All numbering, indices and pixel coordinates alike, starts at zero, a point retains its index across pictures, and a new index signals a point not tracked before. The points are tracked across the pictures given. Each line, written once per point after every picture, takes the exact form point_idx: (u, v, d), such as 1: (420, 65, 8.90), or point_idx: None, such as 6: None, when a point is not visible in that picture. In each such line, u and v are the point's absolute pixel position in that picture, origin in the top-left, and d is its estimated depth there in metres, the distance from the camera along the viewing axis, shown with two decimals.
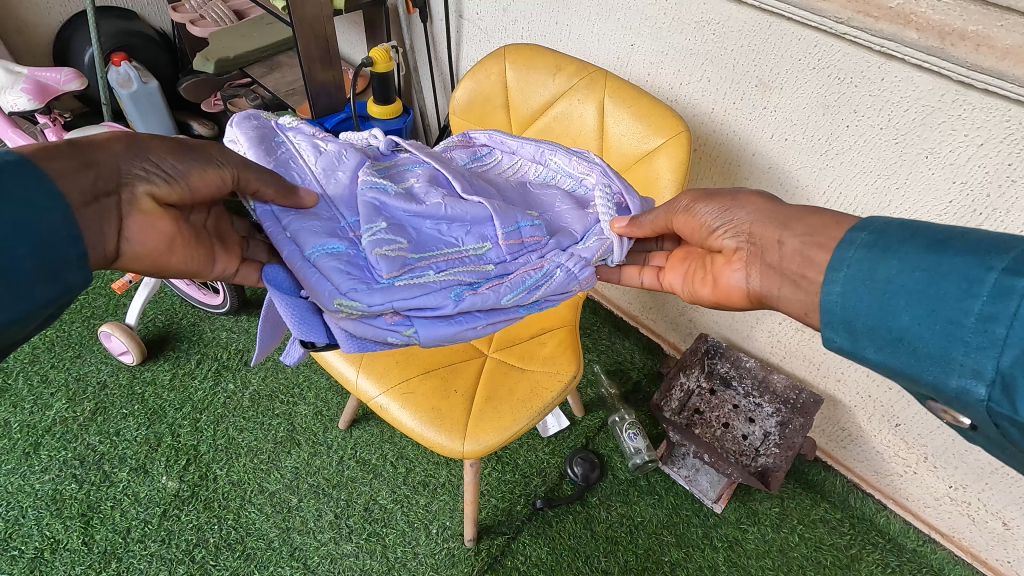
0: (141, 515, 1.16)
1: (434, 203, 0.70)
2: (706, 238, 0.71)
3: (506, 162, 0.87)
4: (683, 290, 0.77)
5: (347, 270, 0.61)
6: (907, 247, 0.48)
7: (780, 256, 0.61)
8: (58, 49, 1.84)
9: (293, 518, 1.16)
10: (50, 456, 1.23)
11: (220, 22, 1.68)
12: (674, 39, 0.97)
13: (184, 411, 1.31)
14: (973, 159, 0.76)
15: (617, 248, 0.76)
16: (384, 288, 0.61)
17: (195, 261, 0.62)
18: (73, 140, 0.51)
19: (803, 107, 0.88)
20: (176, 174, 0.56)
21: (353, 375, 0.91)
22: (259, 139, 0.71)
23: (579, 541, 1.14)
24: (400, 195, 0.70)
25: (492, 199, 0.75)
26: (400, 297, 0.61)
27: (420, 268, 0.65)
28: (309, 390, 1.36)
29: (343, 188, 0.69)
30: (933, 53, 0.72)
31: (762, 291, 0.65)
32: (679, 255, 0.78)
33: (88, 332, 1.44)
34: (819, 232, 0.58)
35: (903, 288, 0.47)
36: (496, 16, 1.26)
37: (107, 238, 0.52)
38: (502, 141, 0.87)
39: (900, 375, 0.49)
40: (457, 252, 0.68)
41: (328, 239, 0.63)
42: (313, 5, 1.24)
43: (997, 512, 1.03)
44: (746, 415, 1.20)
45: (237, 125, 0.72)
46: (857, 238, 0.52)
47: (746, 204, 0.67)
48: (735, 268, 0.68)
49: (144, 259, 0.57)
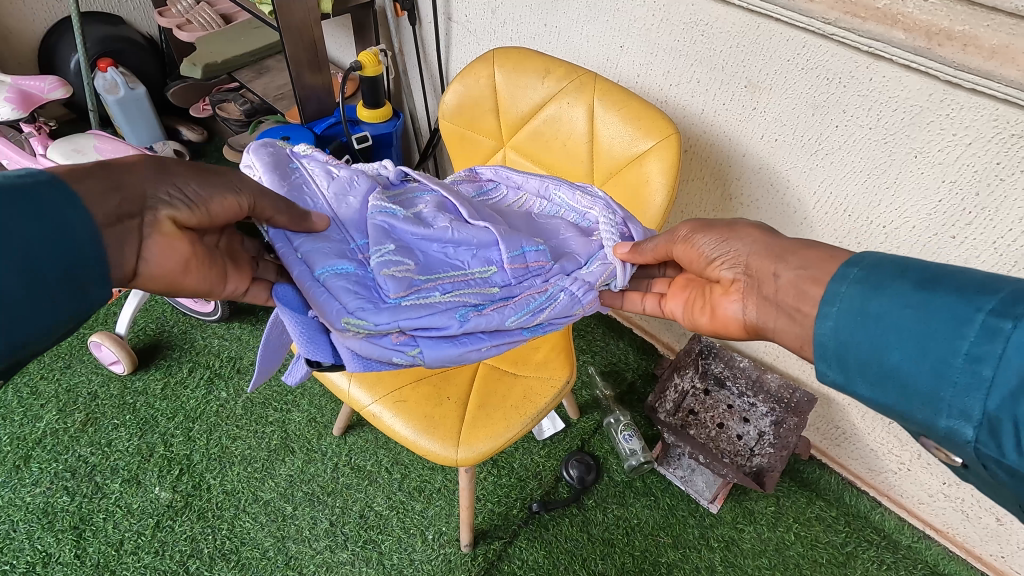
0: (134, 527, 1.14)
1: (442, 226, 0.70)
2: (706, 268, 0.69)
3: (512, 197, 0.85)
4: (683, 318, 0.76)
5: (353, 291, 0.61)
6: (898, 284, 0.47)
7: (776, 288, 0.60)
8: (43, 55, 1.82)
9: (288, 526, 1.15)
10: (41, 469, 1.21)
11: (207, 27, 1.67)
12: (663, 40, 0.98)
13: (176, 420, 1.30)
14: (962, 158, 0.77)
15: (620, 273, 0.74)
16: (391, 308, 0.61)
17: (208, 283, 0.61)
18: (101, 161, 0.51)
19: (792, 107, 0.88)
20: (198, 200, 0.56)
21: (346, 384, 0.90)
22: (273, 164, 0.69)
23: (576, 544, 1.14)
24: (409, 218, 0.70)
25: (499, 225, 0.74)
26: (406, 317, 0.61)
27: (427, 289, 0.65)
28: (303, 397, 1.34)
29: (353, 212, 0.69)
30: (921, 53, 0.73)
31: (758, 323, 0.64)
32: (680, 282, 0.77)
33: (78, 342, 1.42)
34: (815, 266, 0.57)
35: (895, 324, 0.46)
36: (485, 18, 1.26)
37: (128, 258, 0.52)
38: (508, 176, 0.85)
39: (890, 412, 0.48)
40: (464, 275, 0.69)
41: (338, 260, 0.63)
42: (301, 9, 1.23)
43: (990, 507, 1.04)
44: (740, 415, 1.20)
45: (254, 151, 0.70)
46: (850, 273, 0.51)
47: (745, 237, 0.66)
48: (733, 300, 0.67)
49: (159, 280, 0.56)
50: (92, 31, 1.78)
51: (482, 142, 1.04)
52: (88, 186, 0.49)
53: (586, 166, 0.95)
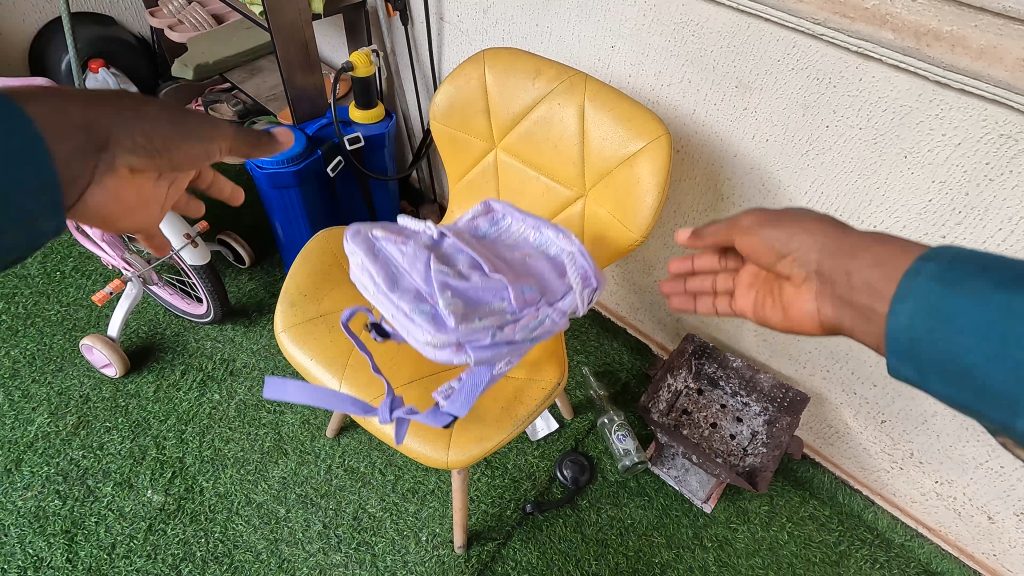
0: (126, 531, 1.14)
1: (474, 279, 0.79)
2: (774, 264, 0.65)
3: (512, 232, 0.88)
4: (754, 318, 0.70)
5: (414, 304, 0.79)
6: (979, 281, 0.45)
7: (849, 287, 0.55)
8: (33, 56, 1.81)
9: (281, 529, 1.15)
10: (32, 472, 1.21)
11: (199, 28, 1.66)
12: (654, 40, 0.98)
13: (169, 423, 1.29)
14: (951, 159, 0.77)
15: (595, 281, 0.81)
16: (456, 330, 0.76)
17: (141, 221, 0.61)
18: (70, 92, 0.50)
19: (782, 107, 0.88)
20: (158, 146, 0.55)
21: (336, 387, 0.90)
22: (373, 255, 0.82)
23: (570, 545, 1.14)
24: (447, 271, 0.80)
25: (508, 265, 0.83)
26: (467, 337, 0.76)
27: (475, 329, 0.77)
28: (296, 399, 1.34)
29: (422, 277, 0.79)
30: (910, 53, 0.73)
31: (835, 323, 0.58)
32: (745, 280, 0.71)
33: (70, 344, 1.41)
34: (889, 261, 0.53)
35: (975, 325, 0.44)
36: (477, 18, 1.25)
37: (74, 191, 0.50)
38: (511, 213, 0.88)
39: (968, 412, 0.46)
40: (493, 312, 0.78)
41: (417, 303, 0.79)
42: (291, 9, 1.24)
43: (982, 506, 1.04)
44: (734, 415, 1.21)
45: (353, 240, 0.83)
46: (925, 267, 0.49)
47: (813, 231, 0.61)
48: (805, 297, 0.62)
49: (97, 217, 0.56)
50: (83, 31, 1.77)
51: (473, 143, 1.04)
52: (46, 116, 0.48)
53: (576, 167, 0.95)
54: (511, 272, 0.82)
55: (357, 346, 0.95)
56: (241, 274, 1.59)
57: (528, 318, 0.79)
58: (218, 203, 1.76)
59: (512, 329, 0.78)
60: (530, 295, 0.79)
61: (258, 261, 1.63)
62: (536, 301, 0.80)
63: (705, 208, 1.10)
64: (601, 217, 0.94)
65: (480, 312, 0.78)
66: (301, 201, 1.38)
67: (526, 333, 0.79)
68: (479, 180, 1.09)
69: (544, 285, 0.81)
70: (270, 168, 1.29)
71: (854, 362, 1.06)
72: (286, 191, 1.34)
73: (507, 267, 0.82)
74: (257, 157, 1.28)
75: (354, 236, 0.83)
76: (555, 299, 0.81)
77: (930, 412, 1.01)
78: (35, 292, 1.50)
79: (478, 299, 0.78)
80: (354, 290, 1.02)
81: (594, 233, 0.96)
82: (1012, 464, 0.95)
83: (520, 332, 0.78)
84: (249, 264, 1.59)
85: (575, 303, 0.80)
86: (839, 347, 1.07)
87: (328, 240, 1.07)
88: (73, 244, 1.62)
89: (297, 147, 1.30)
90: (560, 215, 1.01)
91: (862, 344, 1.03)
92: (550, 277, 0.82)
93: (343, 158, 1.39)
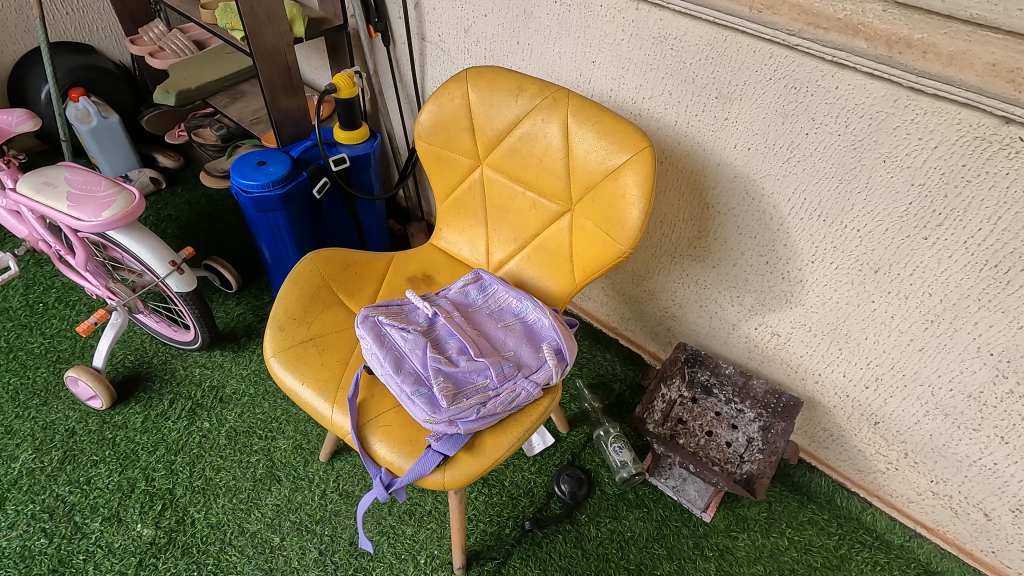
0: (116, 567, 1.11)
1: (462, 361, 0.85)
2: None
3: (494, 307, 0.95)
4: None
5: (412, 381, 0.83)
6: None
7: None
8: (12, 86, 1.79)
9: (276, 558, 1.13)
10: (17, 511, 1.18)
11: (180, 53, 1.66)
12: (634, 54, 0.99)
13: (158, 454, 1.27)
14: (928, 162, 0.78)
15: (568, 354, 0.89)
16: (447, 411, 0.80)
17: None
18: None
19: (762, 116, 0.89)
20: None
21: (329, 411, 0.89)
22: (379, 339, 0.87)
23: (570, 561, 1.13)
24: (440, 355, 0.85)
25: (494, 344, 0.89)
26: (455, 416, 0.81)
27: (464, 404, 0.81)
28: (288, 424, 1.32)
29: (418, 358, 0.85)
30: (883, 61, 0.75)
31: None
32: None
33: (54, 378, 1.38)
34: None
35: None
36: (459, 38, 1.26)
37: None
38: (496, 293, 0.97)
39: None
40: (477, 390, 0.83)
41: (415, 382, 0.83)
42: (271, 34, 1.24)
43: (978, 503, 1.04)
44: (729, 422, 1.18)
45: (363, 324, 0.89)
46: None
47: None
48: None
49: None
50: (62, 61, 1.76)
51: (459, 160, 1.05)
52: None
53: (562, 181, 0.95)
54: (493, 351, 0.88)
55: (348, 368, 0.94)
56: (229, 299, 1.58)
57: (507, 392, 0.84)
58: (204, 228, 1.75)
59: (494, 404, 0.83)
60: (508, 370, 0.86)
61: (245, 286, 1.61)
62: (514, 375, 0.86)
63: (690, 217, 1.11)
64: (589, 230, 0.94)
65: (466, 391, 0.83)
66: (288, 224, 1.37)
67: (506, 406, 0.84)
68: (466, 197, 1.09)
69: (520, 359, 0.88)
70: (254, 193, 1.28)
71: (844, 364, 1.07)
72: (272, 214, 1.34)
73: (490, 342, 0.89)
74: (242, 181, 1.26)
75: (362, 320, 0.89)
76: (531, 372, 0.87)
77: (922, 412, 1.02)
78: (17, 325, 1.47)
79: (464, 380, 0.84)
80: (344, 310, 1.02)
81: (581, 245, 0.96)
82: (1005, 460, 0.96)
83: (500, 406, 0.83)
84: (236, 288, 1.58)
85: (548, 375, 0.87)
86: (830, 350, 1.08)
87: (315, 262, 1.06)
88: (56, 274, 1.60)
89: (281, 170, 1.29)
90: (547, 230, 1.01)
91: (852, 346, 1.04)
92: (525, 353, 0.89)
93: (328, 179, 1.37)
